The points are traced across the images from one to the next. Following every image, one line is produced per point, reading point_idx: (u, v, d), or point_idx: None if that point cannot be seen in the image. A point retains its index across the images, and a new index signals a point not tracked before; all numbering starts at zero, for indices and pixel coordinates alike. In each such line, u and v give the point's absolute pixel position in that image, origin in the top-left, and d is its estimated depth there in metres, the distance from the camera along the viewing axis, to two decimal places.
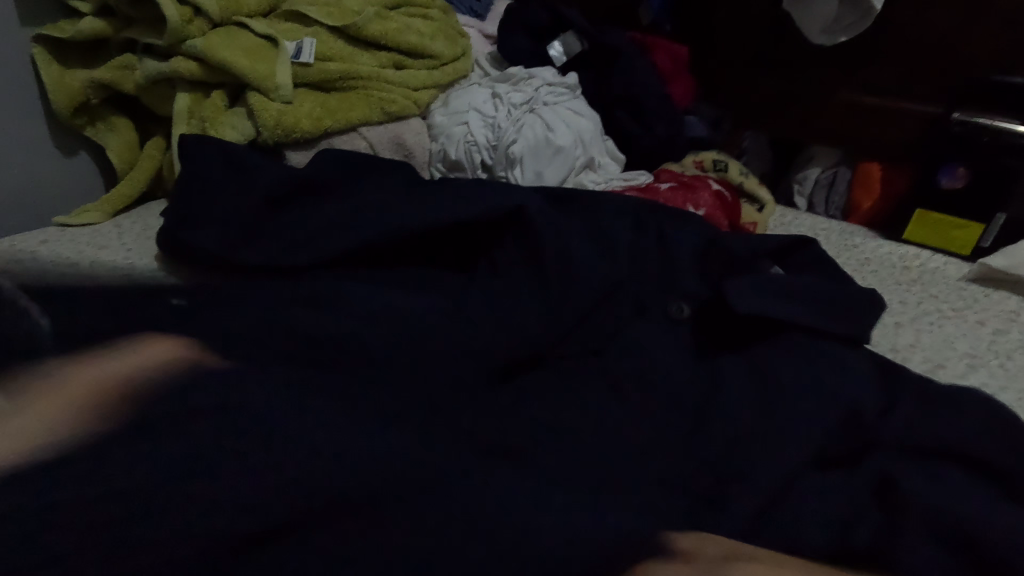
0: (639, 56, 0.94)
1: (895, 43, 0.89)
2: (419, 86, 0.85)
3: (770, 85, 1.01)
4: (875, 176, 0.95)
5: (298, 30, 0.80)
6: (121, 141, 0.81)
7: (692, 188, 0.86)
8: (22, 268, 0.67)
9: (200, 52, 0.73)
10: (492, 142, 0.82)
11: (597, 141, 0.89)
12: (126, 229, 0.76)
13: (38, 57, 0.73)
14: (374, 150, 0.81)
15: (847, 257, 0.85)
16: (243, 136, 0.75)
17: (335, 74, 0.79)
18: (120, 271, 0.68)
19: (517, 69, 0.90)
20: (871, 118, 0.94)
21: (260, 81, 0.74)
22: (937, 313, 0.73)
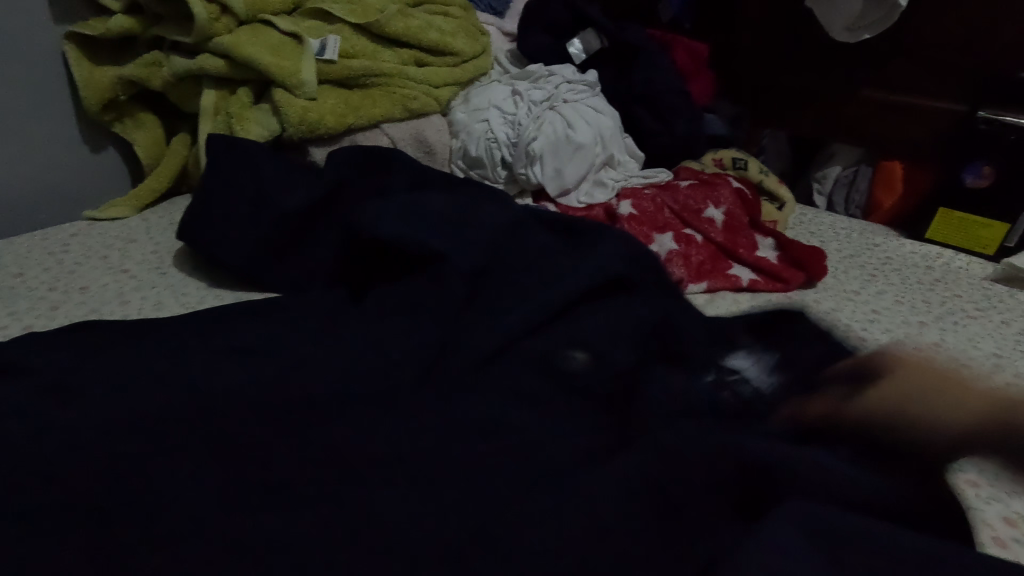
0: (659, 53, 0.93)
1: (919, 42, 0.88)
2: (440, 83, 0.86)
3: (790, 83, 1.01)
4: (897, 175, 0.95)
5: (322, 27, 0.81)
6: (148, 137, 0.82)
7: (712, 186, 0.86)
8: (55, 260, 0.69)
9: (226, 49, 0.74)
10: (513, 138, 0.82)
11: (617, 139, 0.89)
12: (153, 223, 0.77)
13: (70, 54, 0.74)
14: (397, 146, 0.82)
15: (870, 255, 0.85)
16: (268, 132, 0.76)
17: (358, 70, 0.80)
18: (149, 263, 0.70)
19: (537, 66, 0.91)
20: (893, 117, 0.94)
21: (286, 78, 0.75)
22: (962, 313, 0.73)
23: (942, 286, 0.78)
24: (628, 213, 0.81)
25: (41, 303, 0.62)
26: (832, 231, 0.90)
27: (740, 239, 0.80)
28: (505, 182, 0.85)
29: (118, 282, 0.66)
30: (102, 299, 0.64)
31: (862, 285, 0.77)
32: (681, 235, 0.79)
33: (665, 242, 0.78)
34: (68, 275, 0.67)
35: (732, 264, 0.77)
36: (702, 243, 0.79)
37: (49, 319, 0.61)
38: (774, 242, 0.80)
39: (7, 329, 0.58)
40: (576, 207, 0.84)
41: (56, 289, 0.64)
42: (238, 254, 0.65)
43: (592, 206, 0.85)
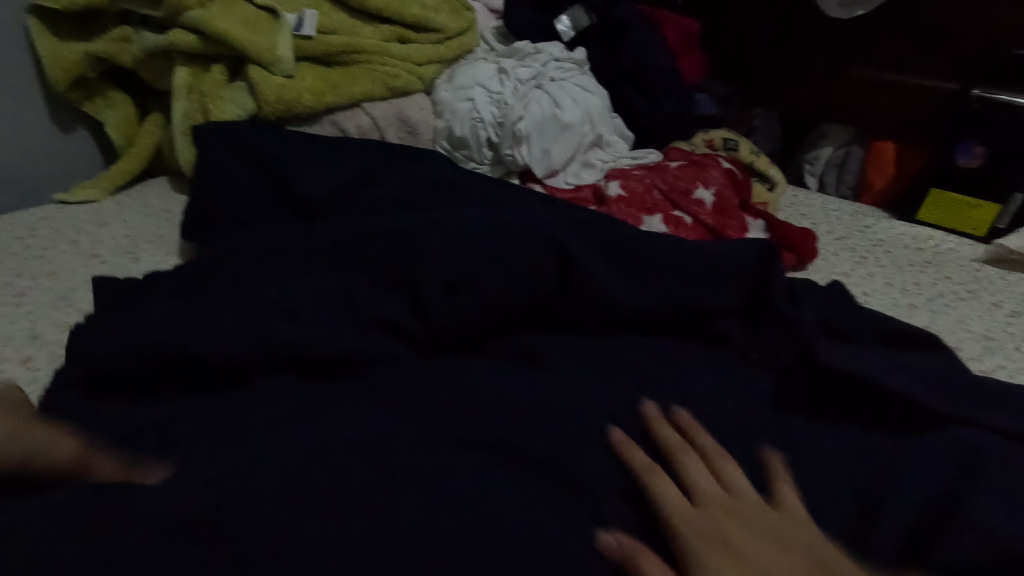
0: (649, 30, 0.91)
1: (913, 18, 0.86)
2: (423, 60, 0.83)
3: (782, 62, 0.98)
4: (888, 155, 0.93)
5: (299, 1, 0.78)
6: (120, 117, 0.79)
7: (702, 167, 0.84)
8: (22, 245, 0.66)
9: (198, 23, 0.71)
10: (498, 118, 0.80)
11: (605, 118, 0.87)
12: (126, 206, 0.75)
13: (33, 28, 0.71)
14: (379, 126, 0.79)
15: (861, 237, 0.84)
16: (244, 112, 0.73)
17: (337, 46, 0.77)
18: (121, 248, 0.67)
19: (523, 43, 0.88)
20: (886, 96, 0.92)
21: (261, 54, 0.72)
22: (952, 294, 0.72)
23: (932, 268, 0.77)
24: (616, 195, 0.80)
25: (7, 289, 0.60)
26: (823, 213, 0.89)
27: (729, 220, 0.78)
28: (490, 163, 0.83)
29: (88, 268, 0.64)
30: (70, 286, 0.61)
31: (853, 268, 0.76)
32: (670, 216, 0.78)
33: (654, 224, 0.77)
34: (36, 260, 0.64)
35: None
36: (692, 225, 0.77)
37: (14, 306, 0.58)
38: (764, 223, 0.79)
39: None
40: (563, 188, 0.82)
41: (23, 276, 0.62)
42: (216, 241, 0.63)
43: (580, 188, 0.83)
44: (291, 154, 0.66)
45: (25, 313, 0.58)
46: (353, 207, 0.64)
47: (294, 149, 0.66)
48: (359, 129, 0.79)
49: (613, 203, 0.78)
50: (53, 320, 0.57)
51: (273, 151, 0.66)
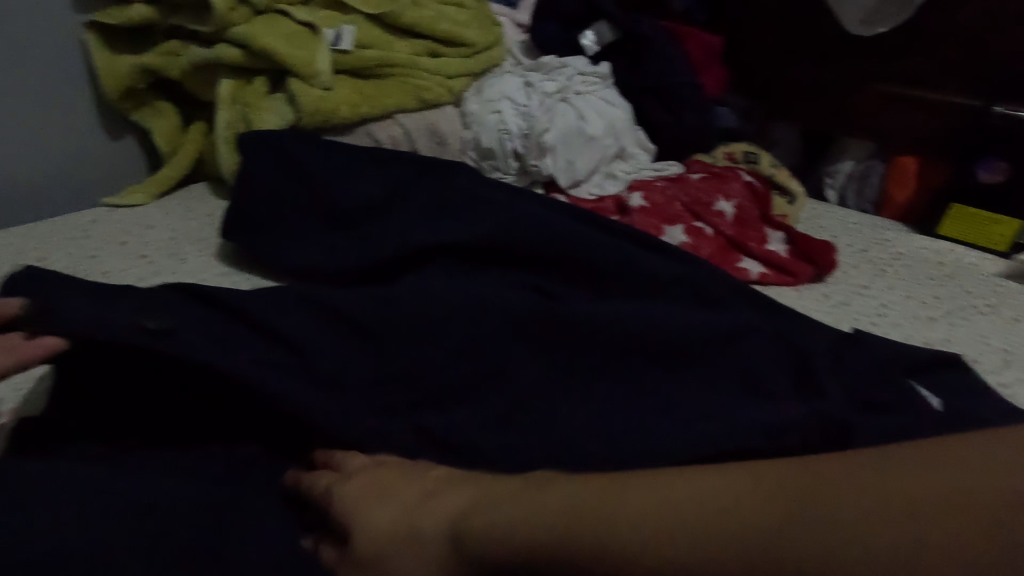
0: (672, 46, 0.93)
1: (934, 36, 0.88)
2: (453, 73, 0.86)
3: (803, 77, 1.00)
4: (910, 169, 0.94)
5: (338, 18, 0.82)
6: (166, 126, 0.83)
7: (723, 179, 0.85)
8: (77, 245, 0.70)
9: (243, 38, 0.75)
10: (525, 130, 0.83)
11: (629, 131, 0.89)
12: (170, 211, 0.79)
13: (90, 43, 0.75)
14: (410, 137, 0.82)
15: (880, 251, 0.84)
16: (284, 122, 0.76)
17: (372, 60, 0.80)
18: (167, 249, 0.71)
19: (549, 58, 0.91)
20: (907, 112, 0.93)
21: (301, 67, 0.76)
22: (971, 308, 0.73)
23: (952, 283, 0.78)
24: (638, 205, 0.81)
25: None
26: (842, 226, 0.90)
27: (750, 231, 0.80)
28: (516, 173, 0.85)
29: (139, 267, 0.68)
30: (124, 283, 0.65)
31: (873, 281, 0.77)
32: (691, 227, 0.79)
33: (676, 234, 0.78)
34: (90, 259, 0.68)
35: (741, 258, 0.77)
36: (713, 235, 0.79)
37: None
38: (784, 235, 0.80)
39: None
40: (587, 199, 0.85)
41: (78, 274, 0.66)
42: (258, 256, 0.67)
43: (603, 198, 0.85)
44: (330, 164, 0.69)
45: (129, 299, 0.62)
46: (382, 216, 0.68)
47: (334, 161, 0.70)
48: (390, 140, 0.82)
49: (634, 213, 0.80)
50: None
51: (313, 163, 0.69)
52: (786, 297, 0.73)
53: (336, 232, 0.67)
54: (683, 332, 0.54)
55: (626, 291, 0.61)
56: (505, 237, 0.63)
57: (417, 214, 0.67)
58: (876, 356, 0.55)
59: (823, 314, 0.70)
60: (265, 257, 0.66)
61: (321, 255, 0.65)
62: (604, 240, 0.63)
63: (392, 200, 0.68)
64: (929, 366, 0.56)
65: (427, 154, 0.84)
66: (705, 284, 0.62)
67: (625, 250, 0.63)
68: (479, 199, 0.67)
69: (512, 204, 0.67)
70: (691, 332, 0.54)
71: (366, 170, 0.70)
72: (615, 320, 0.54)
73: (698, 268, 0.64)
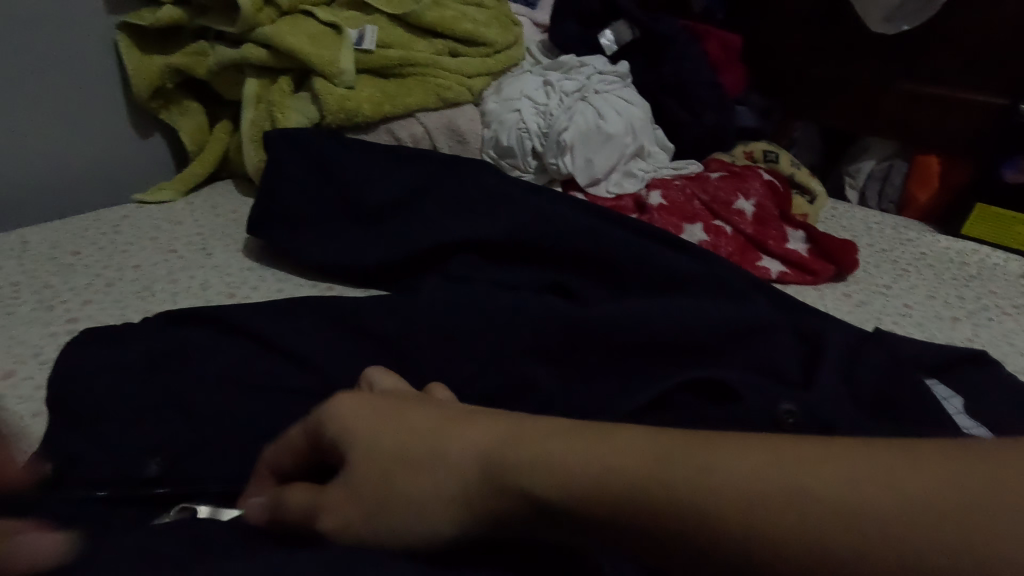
0: (691, 45, 0.93)
1: (958, 33, 0.87)
2: (473, 72, 0.87)
3: (824, 75, 0.99)
4: (933, 169, 0.94)
5: (360, 18, 0.83)
6: (193, 124, 0.85)
7: (743, 178, 0.85)
8: (108, 240, 0.72)
9: (269, 39, 0.77)
10: (544, 128, 0.83)
11: (647, 129, 0.90)
12: (197, 207, 0.81)
13: (121, 43, 0.78)
14: (430, 135, 0.84)
15: (902, 250, 0.84)
16: (308, 120, 0.78)
17: (394, 60, 0.81)
18: (195, 244, 0.73)
19: (568, 57, 0.91)
20: (930, 111, 0.92)
21: (326, 66, 0.77)
22: (997, 309, 0.72)
23: (976, 283, 0.77)
24: (657, 204, 0.82)
25: (96, 279, 0.66)
26: (863, 226, 0.90)
27: (769, 230, 0.80)
28: (535, 171, 0.86)
29: (169, 262, 0.69)
30: (153, 278, 0.67)
31: (895, 280, 0.76)
32: (710, 226, 0.79)
33: (694, 233, 0.78)
34: (122, 254, 0.70)
35: (761, 257, 0.77)
36: (732, 234, 0.79)
37: (105, 294, 0.64)
38: (804, 234, 0.80)
39: (76, 307, 0.62)
40: (605, 197, 0.85)
41: (110, 267, 0.68)
42: (285, 256, 0.69)
43: (622, 196, 0.85)
44: (352, 163, 0.70)
45: (161, 300, 0.64)
46: (405, 213, 0.69)
47: (357, 159, 0.71)
48: (412, 138, 0.83)
49: (653, 212, 0.80)
50: (139, 307, 0.62)
51: (335, 161, 0.70)
52: (807, 296, 0.73)
53: (360, 229, 0.69)
54: (702, 329, 0.54)
55: (646, 285, 0.62)
56: (525, 235, 0.64)
57: (440, 212, 0.68)
58: (897, 353, 0.55)
59: (844, 313, 0.69)
60: (291, 254, 0.68)
61: (344, 253, 0.66)
62: (625, 238, 0.64)
63: (415, 198, 0.69)
64: (952, 364, 0.56)
65: (448, 152, 0.86)
66: (726, 283, 0.62)
67: (645, 248, 0.63)
68: (502, 197, 0.68)
69: (535, 200, 0.67)
70: (711, 325, 0.55)
71: (388, 168, 0.71)
72: (637, 317, 0.54)
73: (717, 264, 0.65)
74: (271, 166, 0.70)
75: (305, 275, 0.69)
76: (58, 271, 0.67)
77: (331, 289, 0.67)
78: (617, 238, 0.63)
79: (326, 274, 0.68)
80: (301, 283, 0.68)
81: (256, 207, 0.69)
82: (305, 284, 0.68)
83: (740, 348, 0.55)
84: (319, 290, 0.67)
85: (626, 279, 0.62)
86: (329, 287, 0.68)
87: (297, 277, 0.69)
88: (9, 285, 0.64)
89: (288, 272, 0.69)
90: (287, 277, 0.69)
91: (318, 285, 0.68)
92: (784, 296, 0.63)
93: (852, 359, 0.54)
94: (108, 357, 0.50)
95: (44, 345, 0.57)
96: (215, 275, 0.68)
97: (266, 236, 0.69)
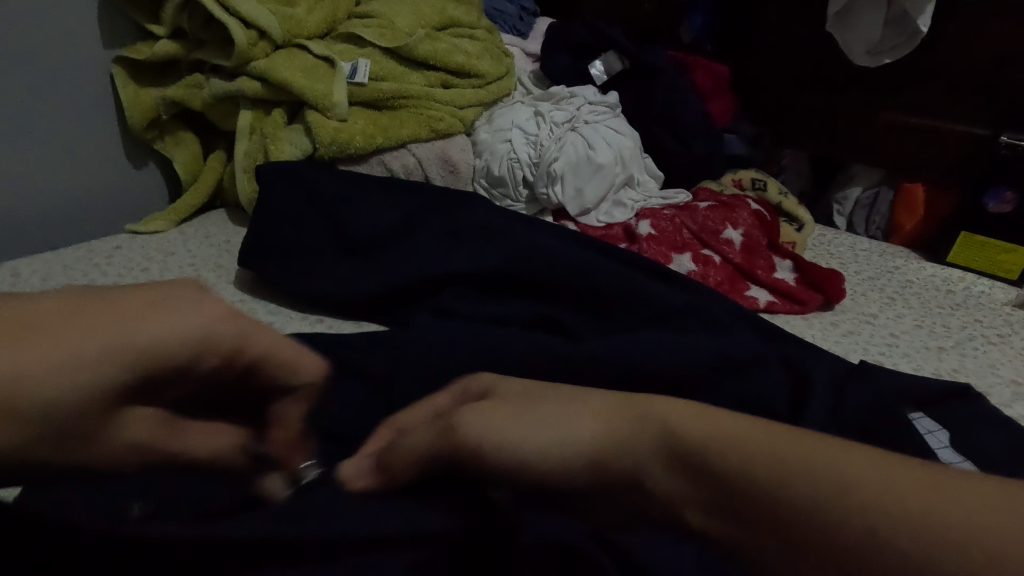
0: (679, 75, 0.95)
1: (939, 66, 0.89)
2: (465, 103, 0.89)
3: (810, 105, 1.01)
4: (918, 197, 0.95)
5: (354, 51, 0.84)
6: (187, 155, 0.86)
7: (731, 208, 0.86)
8: (101, 271, 0.73)
9: (263, 72, 0.78)
10: (535, 158, 0.84)
11: (637, 159, 0.91)
12: (190, 237, 0.81)
13: (117, 76, 0.79)
14: (422, 166, 0.85)
15: (889, 278, 0.85)
16: (301, 152, 0.79)
17: (387, 92, 0.83)
18: (186, 276, 0.73)
19: (558, 88, 0.93)
20: (913, 140, 0.94)
21: (319, 99, 0.78)
22: (983, 338, 0.73)
23: (961, 312, 0.78)
24: (646, 233, 0.83)
25: None
26: (851, 253, 0.91)
27: (757, 260, 0.81)
28: (526, 201, 0.87)
29: None
30: None
31: (882, 310, 0.77)
32: (699, 255, 0.80)
33: (683, 263, 0.79)
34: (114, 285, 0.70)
35: (749, 286, 0.78)
36: (720, 263, 0.80)
37: None
38: (793, 263, 0.81)
39: None
40: (596, 226, 0.86)
41: None
42: (277, 291, 0.69)
43: (612, 225, 0.86)
44: (343, 195, 0.71)
45: None
46: (398, 244, 0.70)
47: (351, 190, 0.72)
48: (404, 169, 0.84)
49: (643, 242, 0.81)
50: None
51: (328, 193, 0.71)
52: (794, 325, 0.73)
53: (352, 260, 0.69)
54: (688, 363, 0.55)
55: (635, 317, 0.62)
56: (514, 266, 0.64)
57: (432, 242, 0.69)
58: (881, 386, 0.55)
59: (832, 344, 0.70)
60: (281, 286, 0.68)
61: (336, 285, 0.67)
62: (614, 270, 0.64)
63: (408, 230, 0.70)
64: (938, 399, 0.56)
65: (439, 182, 0.87)
66: (716, 316, 0.62)
67: (634, 281, 0.63)
68: (492, 230, 0.68)
69: (525, 232, 0.68)
70: (700, 359, 0.55)
71: (381, 200, 0.72)
72: (625, 352, 0.55)
73: (704, 295, 0.66)
74: (261, 200, 0.70)
75: (296, 307, 0.69)
76: None
77: (323, 321, 0.67)
78: (606, 271, 0.64)
79: (317, 307, 0.68)
80: (293, 315, 0.68)
81: (246, 240, 0.69)
82: (296, 317, 0.68)
83: (727, 382, 0.55)
84: (309, 323, 0.67)
85: (618, 311, 0.63)
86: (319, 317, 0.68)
87: (289, 309, 0.69)
88: None
89: (280, 304, 0.69)
90: (278, 310, 0.69)
91: (308, 317, 0.68)
92: (772, 329, 0.63)
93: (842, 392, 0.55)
94: None
95: None
96: None
97: (257, 271, 0.69)
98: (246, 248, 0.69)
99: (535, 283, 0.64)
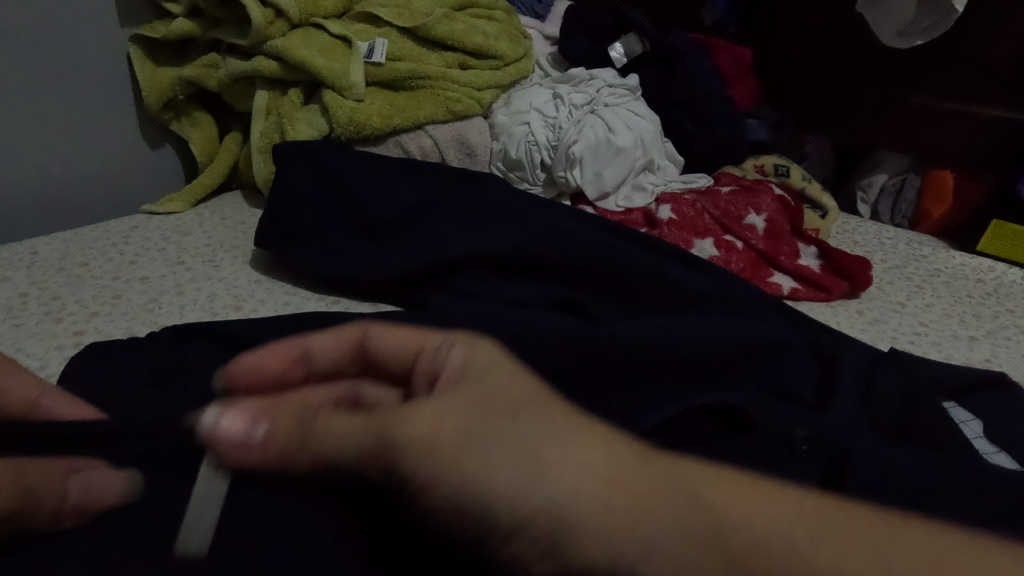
0: (702, 58, 0.93)
1: (973, 47, 0.86)
2: (482, 85, 0.87)
3: (836, 89, 0.98)
4: (948, 183, 0.92)
5: (371, 30, 0.83)
6: (203, 136, 0.86)
7: (754, 193, 0.84)
8: (118, 251, 0.72)
9: (280, 50, 0.77)
10: (553, 141, 0.83)
11: (657, 143, 0.89)
12: (206, 218, 0.81)
13: (134, 55, 0.78)
14: (440, 148, 0.83)
15: (917, 267, 0.82)
16: (317, 133, 0.78)
17: (404, 72, 0.81)
18: (203, 256, 0.73)
19: (578, 70, 0.91)
20: (943, 125, 0.91)
21: (336, 78, 0.77)
22: (1015, 328, 0.71)
23: (993, 301, 0.76)
24: (667, 218, 0.81)
25: (105, 291, 0.66)
26: (877, 242, 0.88)
27: (781, 246, 0.79)
28: (543, 184, 0.86)
29: (176, 275, 0.69)
30: (160, 290, 0.67)
31: (911, 299, 0.75)
32: (721, 241, 0.78)
33: (704, 248, 0.78)
34: (130, 265, 0.70)
35: (772, 273, 0.76)
36: (743, 249, 0.78)
37: (113, 305, 0.64)
38: (817, 250, 0.79)
39: (80, 319, 0.61)
40: (614, 210, 0.84)
41: (118, 279, 0.68)
42: (294, 271, 0.69)
43: (631, 210, 0.85)
44: (359, 176, 0.70)
45: (167, 313, 0.63)
46: (416, 226, 0.69)
47: (369, 170, 0.71)
48: (421, 151, 0.83)
49: (664, 226, 0.80)
50: (146, 320, 0.62)
51: (345, 173, 0.70)
52: (819, 313, 0.71)
53: (370, 240, 0.68)
54: (713, 348, 0.53)
55: (657, 301, 0.61)
56: (534, 248, 0.63)
57: (451, 223, 0.68)
58: (911, 374, 0.54)
59: (858, 331, 0.68)
60: (297, 266, 0.68)
61: (353, 267, 0.66)
62: (636, 254, 0.63)
63: (426, 213, 0.69)
64: (972, 387, 0.54)
65: (456, 165, 0.85)
66: (740, 301, 0.60)
67: (658, 266, 0.62)
68: (511, 211, 0.67)
69: (544, 214, 0.67)
70: (727, 344, 0.54)
71: (396, 182, 0.71)
72: (648, 335, 0.54)
73: (727, 281, 0.64)
74: (279, 180, 0.69)
75: (314, 289, 0.69)
76: (67, 283, 0.66)
77: (341, 303, 0.67)
78: (627, 255, 0.62)
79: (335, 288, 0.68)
80: (311, 296, 0.68)
81: (263, 221, 0.69)
82: (313, 298, 0.67)
83: (751, 368, 0.54)
84: (326, 305, 0.67)
85: (639, 294, 0.61)
86: (337, 299, 0.68)
87: (306, 290, 0.68)
88: (17, 296, 0.64)
89: (297, 285, 0.69)
90: (294, 291, 0.68)
91: (325, 298, 0.68)
92: (798, 316, 0.61)
93: (871, 380, 0.54)
94: (117, 376, 0.50)
95: (50, 357, 0.57)
96: (221, 288, 0.67)
97: (275, 253, 0.69)
98: (264, 229, 0.69)
99: (556, 266, 0.63)
